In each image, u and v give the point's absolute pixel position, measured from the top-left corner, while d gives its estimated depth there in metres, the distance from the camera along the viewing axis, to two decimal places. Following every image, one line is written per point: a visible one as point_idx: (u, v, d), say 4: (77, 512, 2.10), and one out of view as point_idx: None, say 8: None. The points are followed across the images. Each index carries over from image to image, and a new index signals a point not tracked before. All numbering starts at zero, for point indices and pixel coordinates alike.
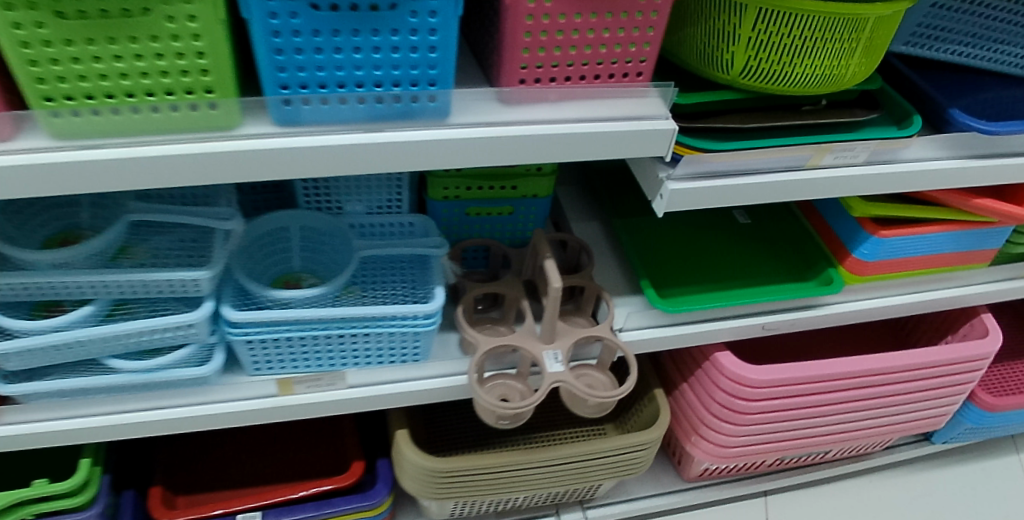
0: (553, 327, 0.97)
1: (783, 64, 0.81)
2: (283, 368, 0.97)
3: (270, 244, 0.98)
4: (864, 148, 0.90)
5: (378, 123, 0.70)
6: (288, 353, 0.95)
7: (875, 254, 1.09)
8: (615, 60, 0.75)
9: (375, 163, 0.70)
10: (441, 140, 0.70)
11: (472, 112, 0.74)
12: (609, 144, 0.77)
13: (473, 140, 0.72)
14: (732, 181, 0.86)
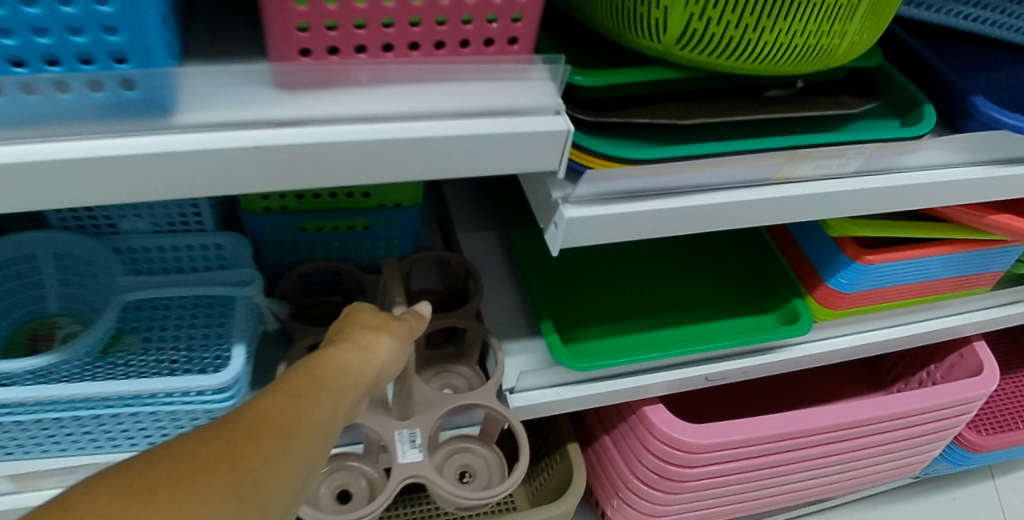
0: (407, 399, 0.69)
1: (743, 29, 0.52)
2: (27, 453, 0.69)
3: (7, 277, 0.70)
4: (854, 155, 0.62)
5: (37, 126, 0.41)
6: (27, 438, 0.67)
7: (855, 286, 0.82)
8: (469, 18, 0.45)
9: (41, 196, 0.42)
10: (150, 157, 0.42)
11: (220, 105, 0.44)
12: (458, 155, 0.48)
13: (210, 155, 0.43)
14: (663, 204, 0.57)
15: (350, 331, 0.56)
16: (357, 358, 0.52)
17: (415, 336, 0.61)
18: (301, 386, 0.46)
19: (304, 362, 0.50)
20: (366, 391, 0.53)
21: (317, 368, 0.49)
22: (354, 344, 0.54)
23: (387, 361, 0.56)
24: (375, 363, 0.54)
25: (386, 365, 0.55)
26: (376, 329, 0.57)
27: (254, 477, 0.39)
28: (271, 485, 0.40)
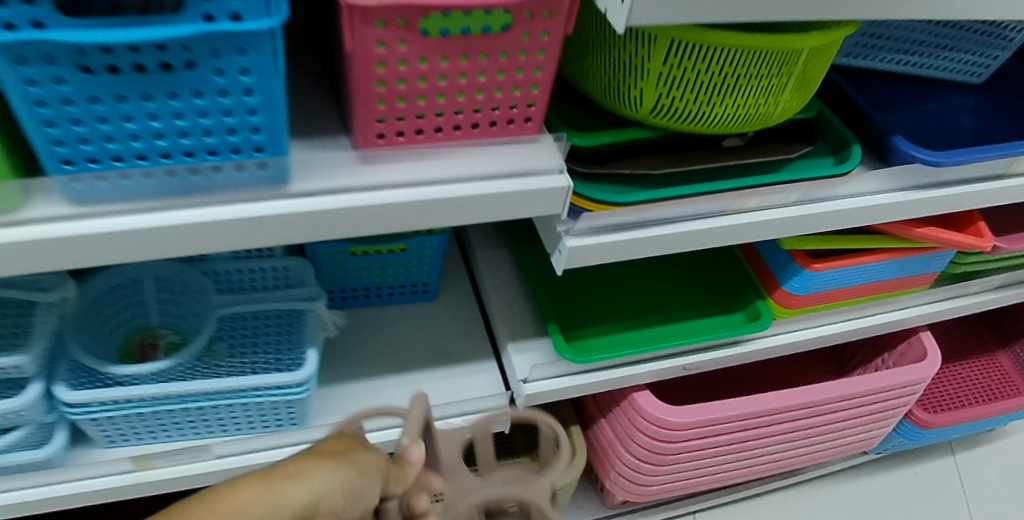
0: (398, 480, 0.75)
1: (697, 103, 0.69)
2: (142, 438, 0.87)
3: (121, 299, 0.87)
4: (792, 189, 0.80)
5: (195, 196, 0.58)
6: (144, 425, 0.84)
7: (805, 287, 1.00)
8: (498, 105, 0.63)
9: (199, 245, 0.59)
10: (282, 216, 0.59)
11: (324, 176, 0.62)
12: (492, 206, 0.66)
13: (316, 213, 0.61)
14: (642, 233, 0.75)
15: (308, 459, 0.64)
16: (301, 494, 0.61)
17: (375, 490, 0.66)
18: (225, 502, 0.59)
19: (237, 482, 0.61)
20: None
21: (271, 492, 0.61)
22: (286, 476, 0.62)
23: (341, 508, 0.62)
24: (303, 495, 0.61)
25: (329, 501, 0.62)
26: (343, 473, 0.63)
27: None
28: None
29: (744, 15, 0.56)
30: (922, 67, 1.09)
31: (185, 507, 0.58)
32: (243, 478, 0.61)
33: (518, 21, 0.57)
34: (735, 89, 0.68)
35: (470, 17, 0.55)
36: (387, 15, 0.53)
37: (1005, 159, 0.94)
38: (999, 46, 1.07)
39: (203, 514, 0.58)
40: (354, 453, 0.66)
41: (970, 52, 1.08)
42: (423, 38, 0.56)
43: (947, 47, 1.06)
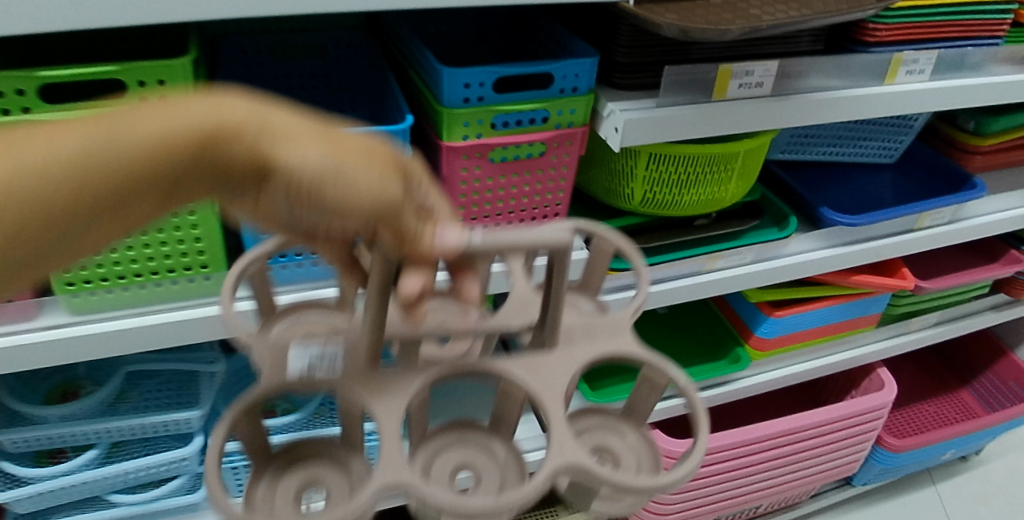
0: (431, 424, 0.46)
1: (672, 193, 0.99)
2: None
3: (235, 387, 1.03)
4: (748, 251, 1.09)
5: None
6: None
7: (773, 332, 1.27)
8: (536, 205, 0.92)
9: None
10: None
11: None
12: (536, 275, 0.92)
13: None
14: (642, 290, 1.03)
15: (306, 128, 0.39)
16: (292, 147, 0.38)
17: (395, 193, 0.39)
18: (174, 104, 0.39)
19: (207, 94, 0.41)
20: (283, 207, 0.40)
21: (264, 113, 0.39)
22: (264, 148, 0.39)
23: (358, 201, 0.38)
24: (298, 156, 0.38)
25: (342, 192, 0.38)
26: (348, 133, 0.40)
27: (147, 158, 0.38)
28: (153, 153, 0.38)
29: (696, 126, 0.88)
30: (847, 156, 1.29)
31: (144, 102, 0.40)
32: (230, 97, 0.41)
33: (550, 148, 0.87)
34: (697, 181, 0.98)
35: (520, 148, 0.85)
36: (470, 151, 0.83)
37: (910, 217, 1.24)
38: (903, 131, 1.28)
39: (144, 119, 0.39)
40: (359, 172, 0.38)
41: (885, 139, 1.29)
42: (491, 163, 0.85)
43: (864, 138, 1.27)
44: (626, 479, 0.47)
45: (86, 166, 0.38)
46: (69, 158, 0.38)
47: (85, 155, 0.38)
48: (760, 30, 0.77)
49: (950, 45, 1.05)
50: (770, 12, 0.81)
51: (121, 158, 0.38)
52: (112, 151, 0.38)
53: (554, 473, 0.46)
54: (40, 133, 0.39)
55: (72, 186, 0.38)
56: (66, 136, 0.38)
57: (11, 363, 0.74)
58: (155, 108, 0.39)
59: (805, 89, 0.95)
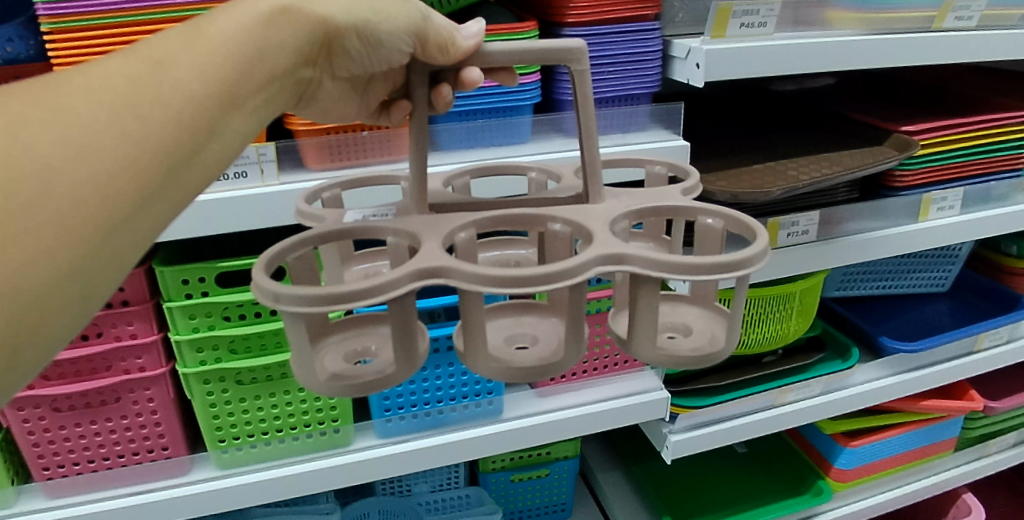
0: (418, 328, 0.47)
1: (739, 333, 1.07)
2: None
3: None
4: (816, 382, 1.15)
5: (444, 426, 0.93)
6: None
7: (851, 463, 1.27)
8: (616, 352, 1.00)
9: (446, 457, 0.92)
10: (499, 433, 0.92)
11: (518, 406, 0.97)
12: (624, 413, 0.98)
13: (519, 431, 0.93)
14: (718, 426, 1.09)
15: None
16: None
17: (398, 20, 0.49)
18: (279, 22, 0.46)
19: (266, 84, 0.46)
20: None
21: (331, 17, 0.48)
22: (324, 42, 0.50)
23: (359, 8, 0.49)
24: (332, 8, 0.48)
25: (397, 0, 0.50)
26: None
27: (250, 45, 0.44)
28: (186, 126, 0.41)
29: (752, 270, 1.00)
30: (902, 288, 1.36)
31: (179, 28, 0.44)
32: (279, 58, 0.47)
33: None
34: (760, 321, 1.07)
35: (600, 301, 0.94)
36: None
37: (969, 339, 1.28)
38: (950, 260, 1.35)
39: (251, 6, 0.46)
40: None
41: (935, 269, 1.36)
42: None
43: (915, 270, 1.34)
44: (662, 255, 0.43)
45: (151, 85, 0.40)
46: (155, 62, 0.41)
47: (163, 59, 0.41)
48: (799, 189, 0.89)
49: (973, 182, 1.15)
50: (806, 173, 0.95)
51: (227, 35, 0.43)
52: (175, 49, 0.42)
53: (597, 261, 0.43)
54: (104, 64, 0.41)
55: (158, 91, 0.40)
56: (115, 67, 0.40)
57: (168, 514, 0.84)
58: (229, 11, 0.45)
59: (847, 233, 1.07)
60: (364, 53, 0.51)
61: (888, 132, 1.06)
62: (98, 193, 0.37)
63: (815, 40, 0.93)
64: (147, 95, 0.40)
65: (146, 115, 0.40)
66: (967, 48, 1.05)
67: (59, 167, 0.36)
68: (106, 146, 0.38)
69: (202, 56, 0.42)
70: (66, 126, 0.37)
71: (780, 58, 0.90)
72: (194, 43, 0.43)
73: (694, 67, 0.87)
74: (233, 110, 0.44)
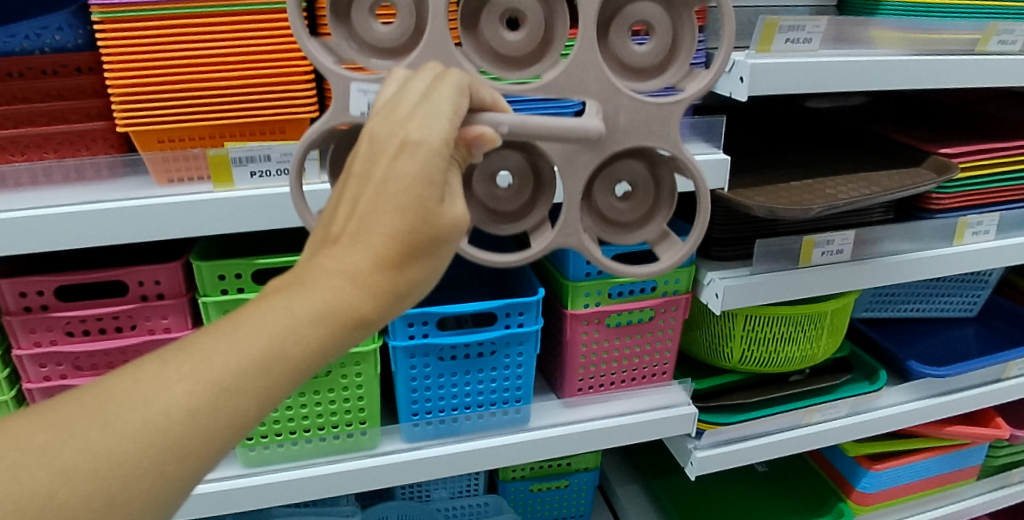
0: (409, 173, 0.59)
1: (769, 351, 1.06)
2: None
3: None
4: (844, 403, 1.13)
5: (470, 433, 0.92)
6: None
7: (874, 486, 1.26)
8: (645, 365, 0.98)
9: (472, 464, 0.91)
10: (526, 443, 0.91)
11: (545, 415, 0.96)
12: (651, 427, 0.97)
13: (545, 440, 0.93)
14: (744, 443, 1.08)
15: (399, 231, 0.44)
16: (388, 161, 0.44)
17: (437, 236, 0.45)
18: (339, 290, 0.44)
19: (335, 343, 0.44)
20: (345, 209, 0.45)
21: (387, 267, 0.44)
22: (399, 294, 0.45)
23: (410, 240, 0.44)
24: (382, 250, 0.44)
25: (462, 214, 0.46)
26: (411, 203, 0.44)
27: (327, 346, 0.44)
28: (243, 403, 0.41)
29: (786, 287, 0.98)
30: (930, 311, 1.34)
31: (229, 327, 0.43)
32: (347, 321, 0.44)
33: (657, 313, 0.95)
34: (790, 339, 1.05)
35: (631, 313, 0.93)
36: (591, 317, 0.92)
37: (998, 366, 1.26)
38: (980, 285, 1.33)
39: (321, 276, 0.44)
40: (410, 125, 0.45)
41: (964, 294, 1.34)
42: (607, 327, 0.94)
43: (943, 294, 1.33)
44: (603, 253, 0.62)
45: (214, 414, 0.41)
46: (219, 387, 0.41)
47: (229, 334, 0.42)
48: (839, 207, 0.88)
49: (1009, 207, 1.14)
50: (845, 191, 0.94)
51: (304, 352, 0.43)
52: (241, 369, 0.41)
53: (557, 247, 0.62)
54: (162, 369, 0.41)
55: (219, 368, 0.41)
56: (173, 384, 0.40)
57: (192, 510, 0.83)
58: (296, 285, 0.44)
59: (882, 254, 1.05)
60: (429, 272, 0.46)
61: (927, 153, 1.05)
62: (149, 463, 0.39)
63: (859, 59, 0.92)
64: (205, 423, 0.40)
65: (202, 444, 0.41)
66: (1009, 73, 1.04)
67: (118, 494, 0.38)
68: (153, 475, 0.39)
69: (266, 325, 0.42)
70: (118, 455, 0.38)
71: (824, 75, 0.89)
72: (256, 318, 0.43)
73: (739, 80, 0.86)
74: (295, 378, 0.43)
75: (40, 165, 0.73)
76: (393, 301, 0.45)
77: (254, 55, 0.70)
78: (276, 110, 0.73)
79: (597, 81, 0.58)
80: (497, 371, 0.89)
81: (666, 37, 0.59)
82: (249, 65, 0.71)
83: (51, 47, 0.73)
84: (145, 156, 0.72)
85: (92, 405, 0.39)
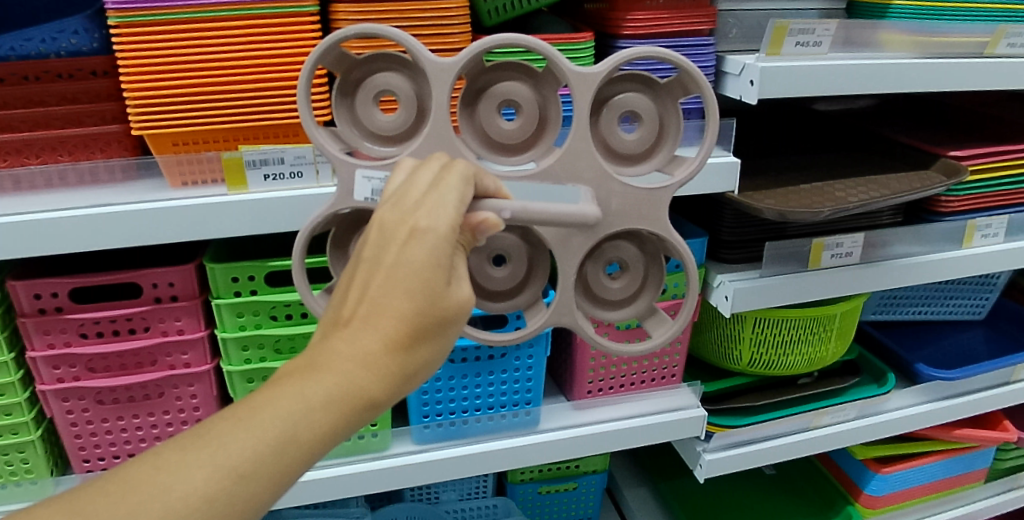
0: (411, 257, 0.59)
1: (778, 353, 1.06)
2: None
3: None
4: (852, 406, 1.13)
5: (480, 435, 0.92)
6: None
7: (882, 489, 1.25)
8: (655, 368, 0.98)
9: (481, 466, 0.91)
10: (536, 445, 0.92)
11: (554, 418, 0.96)
12: (661, 430, 0.97)
13: (555, 442, 0.93)
14: (753, 445, 1.08)
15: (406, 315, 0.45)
16: (398, 246, 0.45)
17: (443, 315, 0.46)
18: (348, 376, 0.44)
19: (343, 427, 0.45)
20: (355, 293, 0.46)
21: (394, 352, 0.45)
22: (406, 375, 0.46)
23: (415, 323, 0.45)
24: (389, 334, 0.44)
25: (467, 296, 0.47)
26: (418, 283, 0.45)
27: (336, 429, 0.44)
28: (257, 488, 0.42)
29: (796, 289, 0.98)
30: (938, 314, 1.34)
31: (241, 411, 0.43)
32: (356, 407, 0.44)
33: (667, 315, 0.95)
34: (799, 342, 1.05)
35: None
36: None
37: (1007, 368, 1.26)
38: (988, 288, 1.33)
39: (332, 361, 0.45)
40: (419, 212, 0.46)
41: (973, 296, 1.34)
42: (617, 330, 0.94)
43: (951, 297, 1.33)
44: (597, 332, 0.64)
45: (230, 500, 0.41)
46: (236, 475, 0.42)
47: (243, 420, 0.43)
48: (848, 210, 0.88)
49: (1019, 210, 1.14)
50: (854, 194, 0.94)
51: (315, 437, 0.43)
52: (256, 455, 0.42)
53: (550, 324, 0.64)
54: (183, 454, 0.42)
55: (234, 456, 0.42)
56: (191, 473, 0.41)
57: None
58: (308, 370, 0.44)
59: (891, 256, 1.05)
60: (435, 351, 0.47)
61: (936, 155, 1.05)
62: None
63: (869, 62, 0.92)
64: (221, 509, 0.41)
65: None
66: (1019, 75, 1.04)
67: None
68: None
69: (276, 412, 0.43)
70: None
71: (834, 78, 0.89)
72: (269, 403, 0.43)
73: (748, 84, 0.87)
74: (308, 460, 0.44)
75: (55, 168, 0.73)
76: (401, 385, 0.46)
77: (267, 59, 0.71)
78: (290, 113, 0.74)
79: (590, 167, 0.61)
80: (507, 373, 0.89)
81: (654, 125, 0.62)
82: (262, 69, 0.71)
83: (67, 51, 0.75)
84: (160, 159, 0.73)
85: (115, 493, 0.40)
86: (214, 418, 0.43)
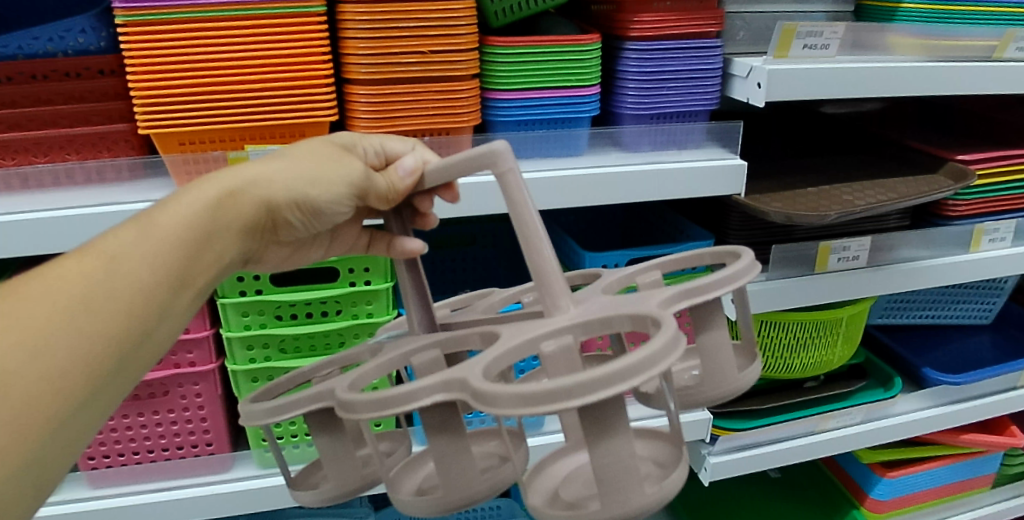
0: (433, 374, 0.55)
1: (784, 357, 1.06)
2: None
3: None
4: (858, 410, 1.13)
5: None
6: None
7: (887, 494, 1.24)
8: None
9: None
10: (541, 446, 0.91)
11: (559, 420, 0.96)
12: None
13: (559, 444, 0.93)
14: (758, 449, 1.08)
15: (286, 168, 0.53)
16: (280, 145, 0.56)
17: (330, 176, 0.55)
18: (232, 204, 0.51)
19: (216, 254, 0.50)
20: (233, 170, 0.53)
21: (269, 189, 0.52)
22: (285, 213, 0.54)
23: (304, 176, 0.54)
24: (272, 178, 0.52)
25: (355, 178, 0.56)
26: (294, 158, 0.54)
27: (207, 252, 0.49)
28: (137, 298, 0.44)
29: (802, 293, 0.98)
30: (944, 319, 1.33)
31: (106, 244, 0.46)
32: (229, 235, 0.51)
33: None
34: (805, 345, 1.05)
35: None
36: None
37: (1014, 374, 1.25)
38: (995, 292, 1.32)
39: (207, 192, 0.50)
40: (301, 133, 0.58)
41: (980, 301, 1.33)
42: None
43: (958, 301, 1.32)
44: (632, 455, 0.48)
45: (112, 296, 0.43)
46: (112, 271, 0.44)
47: (114, 251, 0.45)
48: (855, 213, 0.88)
49: None
50: (861, 198, 0.93)
51: (185, 254, 0.47)
52: (138, 264, 0.45)
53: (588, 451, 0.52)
54: (16, 288, 0.42)
55: (116, 269, 0.44)
56: (65, 277, 0.43)
57: (208, 510, 0.84)
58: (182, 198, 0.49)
59: (897, 260, 1.05)
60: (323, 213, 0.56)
61: (943, 159, 1.04)
62: (52, 355, 0.40)
63: (877, 65, 0.91)
64: (106, 308, 0.43)
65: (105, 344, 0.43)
66: None
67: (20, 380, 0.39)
68: (58, 365, 0.41)
69: (150, 228, 0.47)
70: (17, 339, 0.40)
71: (842, 81, 0.89)
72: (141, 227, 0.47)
73: (755, 86, 0.86)
74: (183, 290, 0.48)
75: (62, 167, 0.73)
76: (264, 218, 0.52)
77: (275, 59, 0.71)
78: (297, 113, 0.74)
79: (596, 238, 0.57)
80: None
81: None
82: (269, 69, 0.71)
83: (74, 50, 0.75)
84: (167, 158, 0.73)
85: None
86: (49, 261, 0.44)
